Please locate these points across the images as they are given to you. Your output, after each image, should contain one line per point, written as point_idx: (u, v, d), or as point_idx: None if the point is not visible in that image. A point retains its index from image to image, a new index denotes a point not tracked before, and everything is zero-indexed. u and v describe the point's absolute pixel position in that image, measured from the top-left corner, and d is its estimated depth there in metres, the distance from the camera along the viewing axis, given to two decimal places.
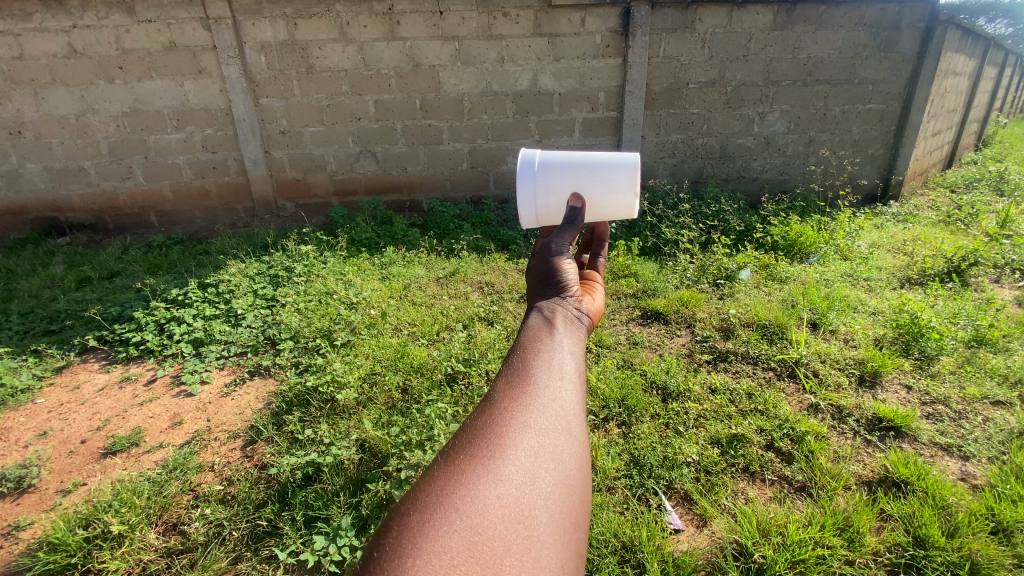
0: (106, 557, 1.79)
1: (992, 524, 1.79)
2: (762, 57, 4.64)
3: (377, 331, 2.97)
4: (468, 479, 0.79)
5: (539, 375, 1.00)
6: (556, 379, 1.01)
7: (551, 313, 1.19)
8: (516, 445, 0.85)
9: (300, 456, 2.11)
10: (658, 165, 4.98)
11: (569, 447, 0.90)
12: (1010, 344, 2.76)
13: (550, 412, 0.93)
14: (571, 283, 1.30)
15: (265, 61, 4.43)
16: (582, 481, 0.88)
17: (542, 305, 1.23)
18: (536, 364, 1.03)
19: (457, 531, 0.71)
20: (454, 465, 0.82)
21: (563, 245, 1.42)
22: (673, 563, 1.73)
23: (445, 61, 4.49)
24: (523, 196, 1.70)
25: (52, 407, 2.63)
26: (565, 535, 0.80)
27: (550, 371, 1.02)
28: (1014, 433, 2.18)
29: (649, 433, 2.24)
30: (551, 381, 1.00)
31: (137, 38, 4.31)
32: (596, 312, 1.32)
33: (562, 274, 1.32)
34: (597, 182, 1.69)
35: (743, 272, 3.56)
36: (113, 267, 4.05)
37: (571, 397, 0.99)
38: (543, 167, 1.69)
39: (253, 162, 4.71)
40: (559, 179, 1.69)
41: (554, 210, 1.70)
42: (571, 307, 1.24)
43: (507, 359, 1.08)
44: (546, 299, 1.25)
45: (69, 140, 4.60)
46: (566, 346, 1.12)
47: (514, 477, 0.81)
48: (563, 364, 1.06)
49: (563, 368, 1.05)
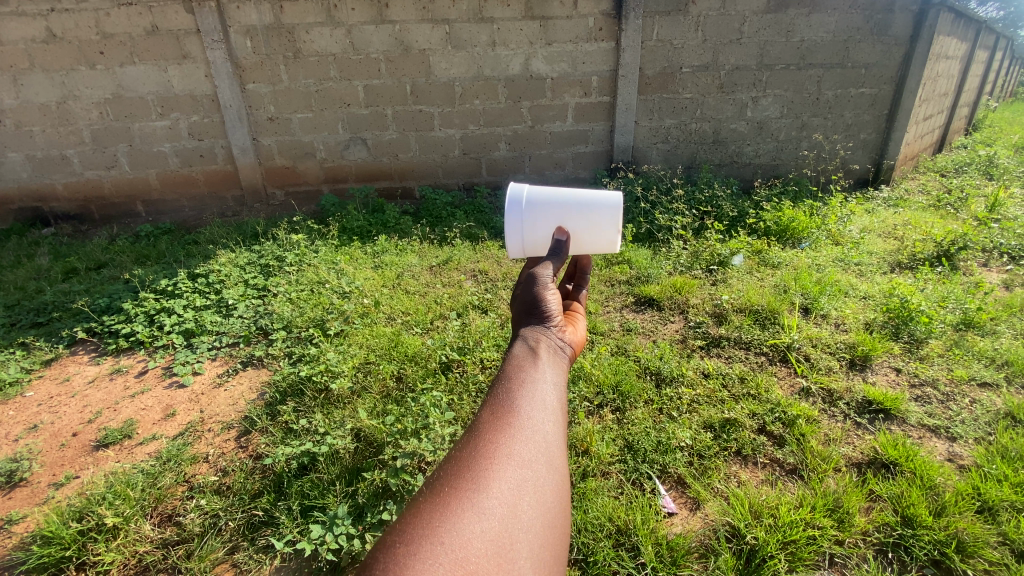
0: (101, 549, 1.79)
1: (979, 504, 1.83)
2: (755, 41, 4.61)
3: (370, 320, 2.95)
4: (453, 512, 0.79)
5: (523, 404, 1.01)
6: (540, 410, 1.01)
7: (535, 342, 1.20)
8: (500, 477, 0.86)
9: (294, 446, 2.09)
10: (651, 151, 4.96)
11: (551, 480, 0.91)
12: (998, 327, 2.79)
13: (534, 443, 0.94)
14: (555, 312, 1.31)
15: (250, 46, 4.34)
16: (561, 514, 0.89)
17: (526, 334, 1.24)
18: (521, 393, 1.03)
19: (441, 564, 0.72)
20: (439, 497, 0.82)
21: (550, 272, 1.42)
22: (666, 546, 1.75)
23: (436, 45, 4.41)
24: (510, 230, 1.64)
25: (42, 400, 2.60)
26: (542, 572, 0.80)
27: (534, 402, 1.02)
28: (1001, 414, 2.22)
29: (643, 419, 2.26)
30: (535, 412, 1.00)
31: (117, 22, 4.20)
32: (578, 342, 1.33)
33: (547, 302, 1.32)
34: (583, 218, 1.65)
35: (736, 258, 3.57)
36: (100, 258, 3.99)
37: (553, 428, 1.00)
38: (531, 203, 1.64)
39: (241, 150, 4.64)
40: (546, 213, 1.64)
41: (540, 243, 1.65)
42: (554, 337, 1.25)
43: (491, 387, 1.08)
44: (531, 326, 1.26)
45: (50, 128, 4.49)
46: (550, 375, 1.12)
47: (497, 511, 0.81)
48: (547, 394, 1.06)
49: (547, 399, 1.05)
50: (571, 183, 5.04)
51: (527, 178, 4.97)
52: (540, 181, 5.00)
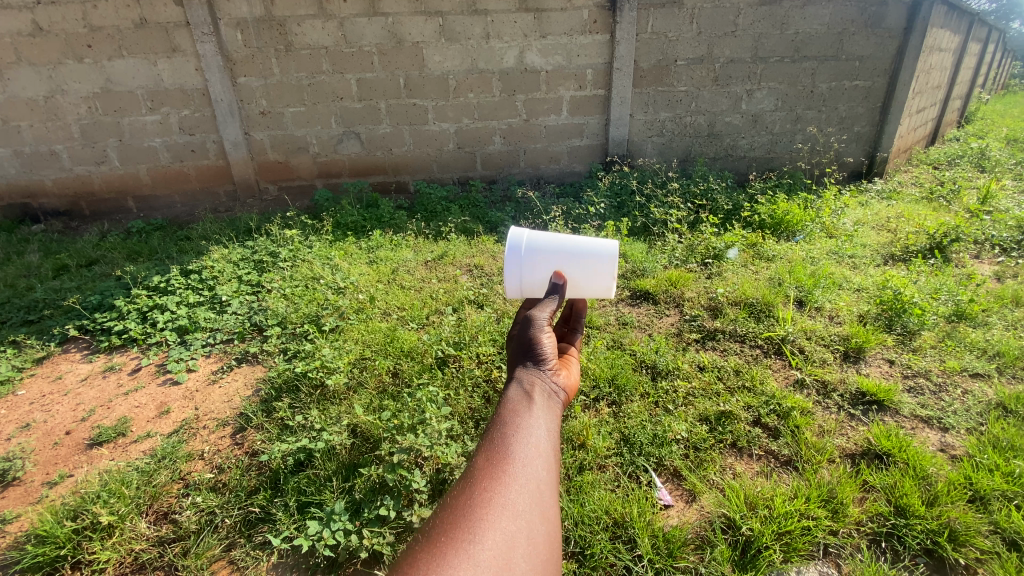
0: (97, 548, 1.78)
1: (970, 493, 1.85)
2: (750, 33, 4.60)
3: (365, 316, 2.94)
4: (449, 564, 0.84)
5: (516, 451, 1.07)
6: (533, 457, 1.06)
7: (530, 387, 1.25)
8: (494, 527, 0.91)
9: (290, 442, 2.09)
10: (646, 144, 4.95)
11: (543, 529, 0.95)
12: (990, 318, 2.81)
13: (527, 492, 0.99)
14: (549, 356, 1.36)
15: (241, 39, 4.29)
16: (552, 562, 0.93)
17: (521, 378, 1.29)
18: (514, 440, 1.09)
19: None
20: (436, 547, 0.87)
21: (546, 314, 1.47)
22: (663, 538, 1.76)
23: (429, 38, 4.37)
24: (510, 271, 1.65)
25: (34, 399, 2.58)
26: None
27: (528, 449, 1.07)
28: (992, 405, 2.24)
29: (639, 412, 2.27)
30: (529, 460, 1.05)
31: (105, 15, 4.13)
32: (571, 386, 1.38)
33: (542, 346, 1.37)
34: (581, 264, 1.66)
35: (731, 251, 3.57)
36: (92, 254, 3.95)
37: (546, 475, 1.05)
38: (531, 246, 1.64)
39: (233, 144, 4.60)
40: (546, 257, 1.64)
41: (538, 287, 1.66)
42: (548, 381, 1.30)
43: (487, 433, 1.13)
44: (526, 369, 1.31)
45: (38, 123, 4.43)
46: (544, 421, 1.17)
47: (490, 562, 0.86)
48: (540, 440, 1.11)
49: (540, 445, 1.10)
50: (566, 177, 5.03)
51: (522, 172, 4.96)
52: (535, 175, 4.98)
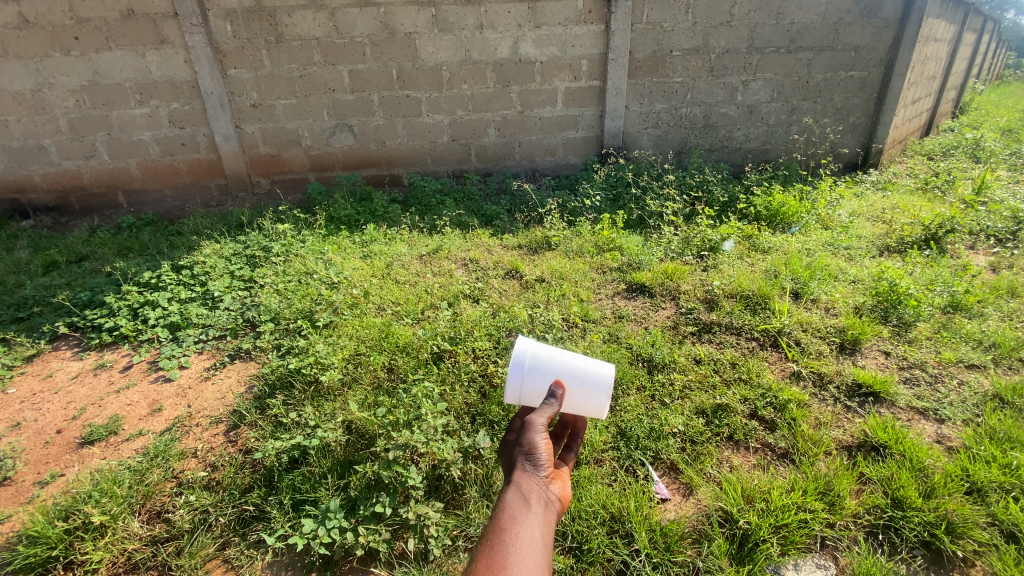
0: (90, 548, 1.76)
1: (968, 485, 1.85)
2: (746, 24, 4.56)
3: (360, 311, 2.91)
4: None
5: (512, 563, 1.07)
6: (525, 566, 1.07)
7: (524, 491, 1.26)
8: None
9: (285, 439, 2.07)
10: (641, 136, 4.92)
11: None
12: (985, 309, 2.82)
13: None
14: (546, 460, 1.37)
15: (230, 30, 4.21)
16: None
17: (517, 481, 1.30)
18: (510, 552, 1.10)
19: None
20: None
21: (545, 414, 1.48)
22: (660, 532, 1.76)
23: (422, 28, 4.31)
24: (509, 382, 1.63)
25: (24, 397, 2.54)
26: None
27: (521, 558, 1.09)
28: (989, 396, 2.24)
29: (635, 405, 2.26)
30: (521, 567, 1.07)
31: (92, 6, 4.05)
32: (566, 493, 1.37)
33: (540, 449, 1.38)
34: (579, 384, 1.66)
35: (727, 243, 3.56)
36: (81, 250, 3.90)
37: None
38: (534, 361, 1.64)
39: (223, 138, 4.53)
40: (547, 373, 1.64)
41: (536, 399, 1.64)
42: (544, 485, 1.31)
43: (482, 539, 1.15)
44: (523, 472, 1.32)
45: (26, 117, 4.35)
46: (538, 526, 1.19)
47: None
48: (533, 548, 1.12)
49: (534, 554, 1.11)
50: (562, 169, 4.99)
51: (517, 164, 4.92)
52: (530, 168, 4.94)
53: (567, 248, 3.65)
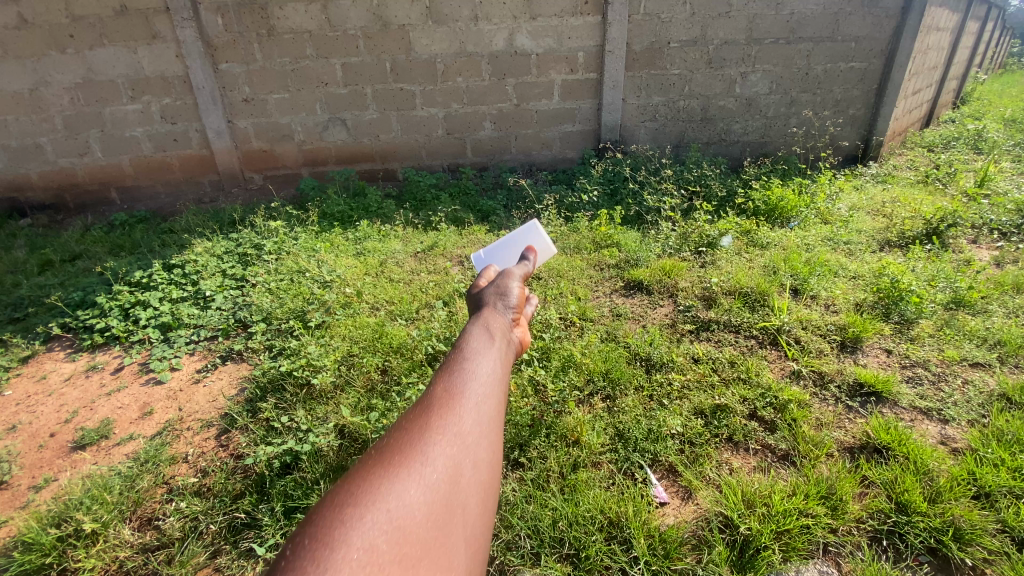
0: (82, 556, 1.73)
1: (975, 489, 1.82)
2: (745, 14, 4.48)
3: (353, 311, 2.86)
4: (389, 475, 0.74)
5: (471, 378, 0.96)
6: (483, 382, 0.96)
7: (486, 323, 1.13)
8: (440, 446, 0.82)
9: (276, 444, 2.03)
10: (639, 129, 4.85)
11: (488, 453, 0.86)
12: (989, 306, 2.77)
13: (475, 415, 0.89)
14: (509, 303, 1.24)
15: (221, 23, 4.13)
16: (494, 492, 0.84)
17: (478, 318, 1.16)
18: (471, 368, 0.98)
19: (374, 523, 0.67)
20: (375, 464, 0.77)
21: (508, 274, 1.35)
22: (659, 538, 1.72)
23: (415, 20, 4.23)
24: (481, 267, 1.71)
25: (19, 400, 2.50)
26: (473, 539, 0.75)
27: (478, 374, 0.97)
28: (994, 396, 2.21)
29: (633, 406, 2.21)
30: (480, 385, 0.95)
31: (86, 3, 3.97)
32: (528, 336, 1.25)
33: (502, 295, 1.25)
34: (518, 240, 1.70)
35: (725, 239, 3.50)
36: (73, 249, 3.84)
37: (496, 402, 0.95)
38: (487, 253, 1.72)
39: (216, 133, 4.45)
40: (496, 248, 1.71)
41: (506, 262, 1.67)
42: (505, 321, 1.18)
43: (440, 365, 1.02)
44: (485, 311, 1.19)
45: (24, 117, 4.28)
46: (499, 354, 1.06)
47: (434, 478, 0.77)
48: (494, 369, 1.01)
49: (493, 372, 1.00)
50: (559, 163, 4.93)
51: (513, 159, 4.85)
52: (527, 162, 4.87)
53: (564, 244, 3.60)
